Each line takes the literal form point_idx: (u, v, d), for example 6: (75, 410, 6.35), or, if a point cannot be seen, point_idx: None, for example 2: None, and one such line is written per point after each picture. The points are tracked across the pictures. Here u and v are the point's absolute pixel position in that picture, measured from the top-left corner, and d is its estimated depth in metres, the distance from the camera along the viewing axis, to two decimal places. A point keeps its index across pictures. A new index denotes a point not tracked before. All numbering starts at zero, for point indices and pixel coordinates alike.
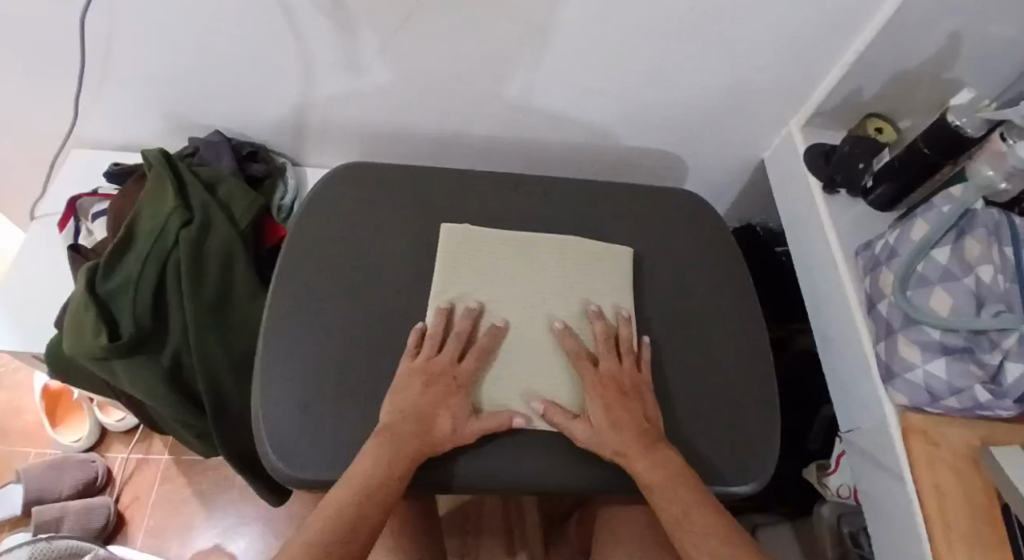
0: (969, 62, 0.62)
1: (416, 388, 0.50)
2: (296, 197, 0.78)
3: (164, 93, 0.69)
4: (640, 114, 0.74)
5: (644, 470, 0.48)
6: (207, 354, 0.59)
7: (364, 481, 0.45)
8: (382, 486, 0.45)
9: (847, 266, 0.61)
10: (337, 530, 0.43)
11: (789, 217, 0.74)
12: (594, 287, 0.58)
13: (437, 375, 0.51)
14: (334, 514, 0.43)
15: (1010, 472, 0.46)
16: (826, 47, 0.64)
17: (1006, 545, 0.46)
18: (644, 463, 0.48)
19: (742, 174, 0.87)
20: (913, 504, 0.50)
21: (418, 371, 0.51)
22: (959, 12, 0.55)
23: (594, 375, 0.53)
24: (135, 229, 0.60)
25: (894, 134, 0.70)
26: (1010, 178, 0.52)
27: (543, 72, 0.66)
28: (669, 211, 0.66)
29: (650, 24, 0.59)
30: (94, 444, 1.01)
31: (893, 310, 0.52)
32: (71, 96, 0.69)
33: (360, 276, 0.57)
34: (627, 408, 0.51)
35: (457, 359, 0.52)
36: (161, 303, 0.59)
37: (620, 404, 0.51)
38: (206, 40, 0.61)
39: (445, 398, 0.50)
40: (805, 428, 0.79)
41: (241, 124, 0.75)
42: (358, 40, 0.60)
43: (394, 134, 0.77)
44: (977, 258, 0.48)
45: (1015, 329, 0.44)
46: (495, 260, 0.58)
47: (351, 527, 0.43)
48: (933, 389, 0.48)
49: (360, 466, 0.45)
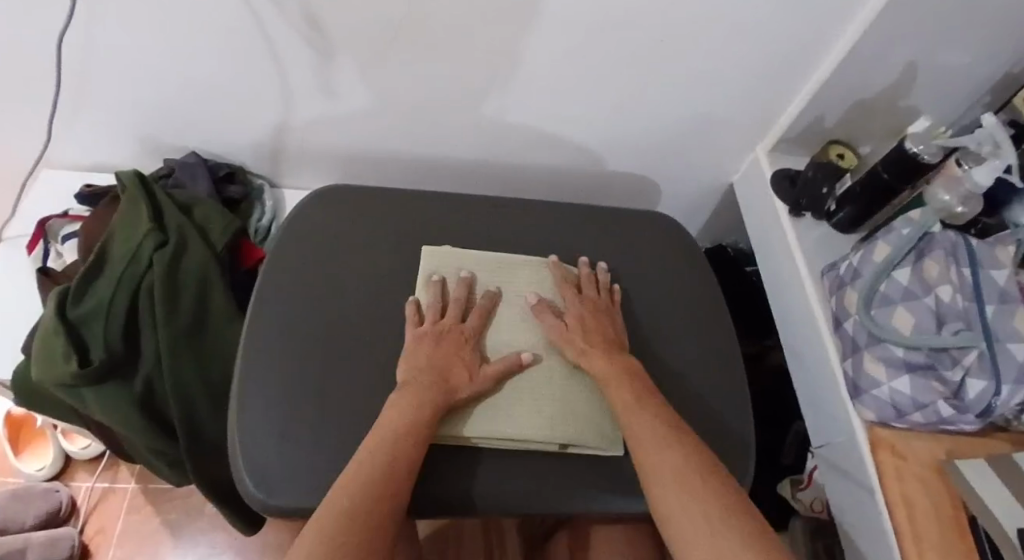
0: (919, 95, 0.67)
1: (427, 345, 0.52)
2: (273, 218, 0.78)
3: (140, 116, 0.69)
4: (613, 137, 0.75)
5: (630, 411, 0.48)
6: (181, 381, 0.58)
7: (404, 421, 0.46)
8: (418, 428, 0.46)
9: (815, 286, 0.63)
10: (375, 463, 0.42)
11: (757, 238, 0.76)
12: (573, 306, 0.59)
13: (447, 335, 0.53)
14: (373, 452, 0.43)
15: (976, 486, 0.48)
16: (791, 75, 0.66)
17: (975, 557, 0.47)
18: (624, 394, 0.49)
19: (712, 196, 0.89)
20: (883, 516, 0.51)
21: (426, 331, 0.53)
22: (909, 46, 0.58)
23: (574, 300, 0.58)
24: (109, 252, 0.59)
25: (855, 160, 0.72)
26: (964, 202, 0.55)
27: (522, 93, 0.67)
28: (645, 232, 0.68)
29: (624, 50, 0.61)
30: (58, 472, 0.97)
31: (858, 328, 0.54)
32: (45, 119, 0.68)
33: (339, 299, 0.57)
34: (596, 327, 0.56)
35: (460, 320, 0.55)
36: (135, 327, 0.58)
37: (592, 318, 0.56)
38: (183, 65, 0.61)
39: (457, 351, 0.53)
40: (778, 443, 0.81)
41: (217, 146, 0.75)
42: (336, 65, 0.61)
43: (373, 158, 0.78)
44: (937, 278, 0.50)
45: (975, 347, 0.46)
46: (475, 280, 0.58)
47: (393, 464, 0.43)
48: (898, 403, 0.50)
49: (400, 408, 0.47)
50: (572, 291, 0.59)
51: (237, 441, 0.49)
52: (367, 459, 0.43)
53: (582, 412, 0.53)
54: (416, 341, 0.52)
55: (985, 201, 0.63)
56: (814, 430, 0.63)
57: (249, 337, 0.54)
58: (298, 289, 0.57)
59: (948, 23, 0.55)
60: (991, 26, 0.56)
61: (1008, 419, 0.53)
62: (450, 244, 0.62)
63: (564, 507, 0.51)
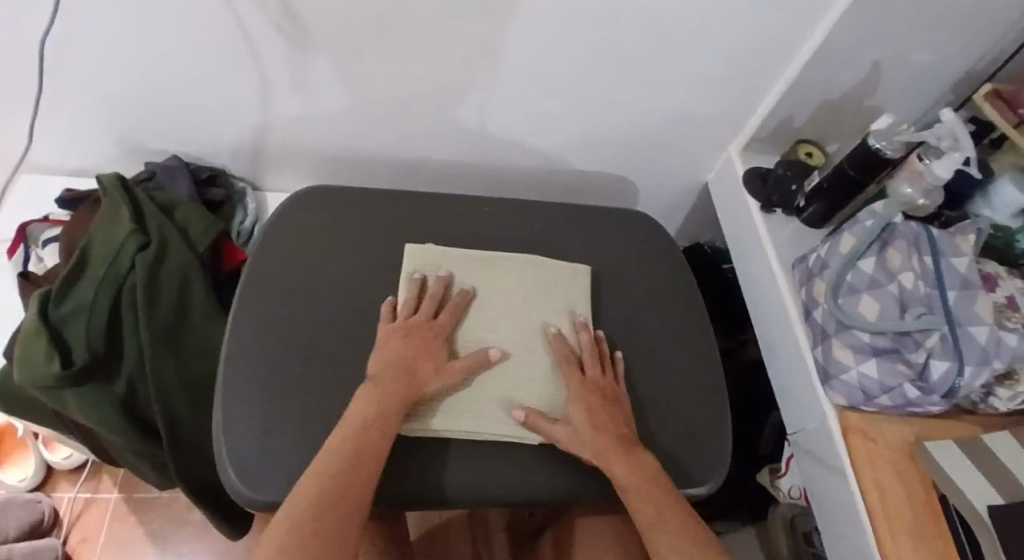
0: (882, 94, 0.69)
1: (397, 341, 0.52)
2: (256, 221, 0.79)
3: (121, 118, 0.69)
4: (590, 137, 0.77)
5: (622, 471, 0.48)
6: (165, 381, 0.58)
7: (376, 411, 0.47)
8: (385, 420, 0.46)
9: (786, 279, 0.65)
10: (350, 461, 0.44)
11: (730, 233, 0.79)
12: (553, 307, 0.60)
13: (415, 334, 0.53)
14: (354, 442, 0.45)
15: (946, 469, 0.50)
16: (761, 75, 0.69)
17: (947, 538, 0.49)
18: (615, 458, 0.49)
19: (688, 194, 0.91)
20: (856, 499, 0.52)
21: (395, 329, 0.53)
22: (871, 47, 0.61)
23: (579, 388, 0.53)
24: (89, 254, 0.59)
25: (822, 158, 0.76)
26: (926, 195, 0.57)
27: (499, 94, 0.68)
28: (622, 229, 0.70)
29: (599, 51, 0.63)
30: (40, 483, 0.96)
31: (827, 317, 0.56)
32: (25, 122, 0.68)
33: (323, 298, 0.58)
34: (605, 415, 0.52)
35: (432, 316, 0.55)
36: (117, 329, 0.58)
37: (600, 408, 0.52)
38: (165, 67, 0.62)
39: (425, 347, 0.53)
40: (756, 434, 0.82)
41: (199, 148, 0.75)
42: (317, 66, 0.63)
43: (354, 159, 0.79)
44: (900, 266, 0.52)
45: (937, 329, 0.48)
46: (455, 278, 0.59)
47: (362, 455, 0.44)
48: (867, 387, 0.52)
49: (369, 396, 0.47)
50: (577, 376, 0.55)
51: (221, 437, 0.49)
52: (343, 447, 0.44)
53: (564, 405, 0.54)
54: (386, 338, 0.52)
55: (950, 195, 0.67)
56: (789, 418, 0.64)
57: (233, 337, 0.54)
58: (280, 288, 0.58)
59: (906, 24, 0.58)
60: (947, 28, 0.59)
61: (974, 401, 0.56)
62: (430, 243, 0.63)
63: (545, 496, 0.52)
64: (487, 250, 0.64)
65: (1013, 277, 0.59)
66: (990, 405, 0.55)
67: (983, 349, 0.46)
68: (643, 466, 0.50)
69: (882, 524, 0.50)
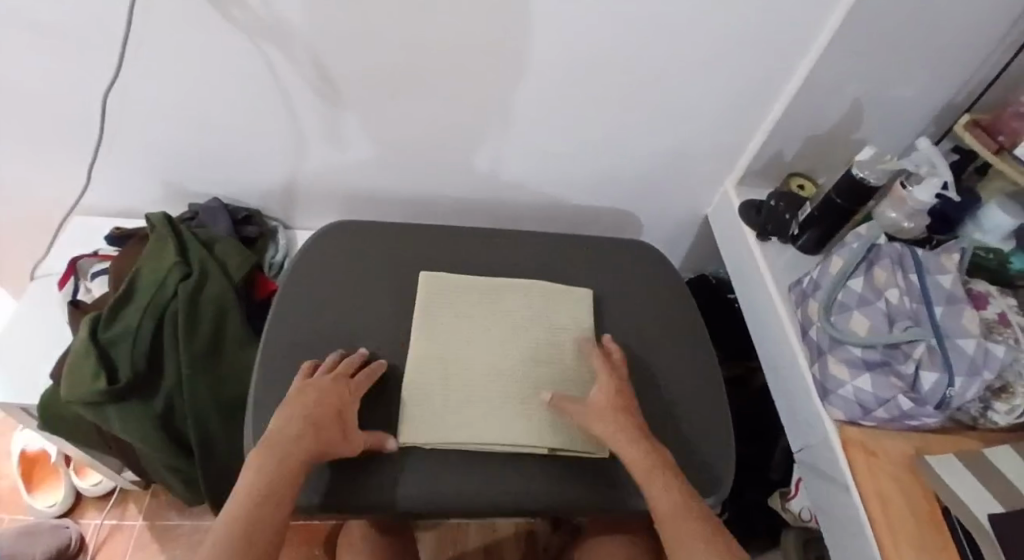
0: (869, 128, 0.74)
1: (311, 396, 0.50)
2: (286, 255, 0.84)
3: (169, 164, 0.77)
4: (596, 174, 0.82)
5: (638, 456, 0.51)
6: (199, 400, 0.62)
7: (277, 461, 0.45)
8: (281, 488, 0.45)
9: (784, 303, 0.68)
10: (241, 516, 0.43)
11: (728, 259, 0.84)
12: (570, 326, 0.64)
13: (330, 390, 0.51)
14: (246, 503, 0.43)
15: (945, 479, 0.51)
16: (753, 113, 0.74)
17: (952, 548, 0.49)
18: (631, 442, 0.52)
19: (693, 227, 0.96)
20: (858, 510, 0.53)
21: (307, 386, 0.52)
22: (851, 83, 0.67)
23: (608, 372, 0.58)
24: (136, 283, 0.65)
25: (814, 190, 0.81)
26: (910, 218, 0.61)
27: (510, 137, 0.74)
28: (627, 257, 0.74)
29: (600, 94, 0.69)
30: (69, 508, 1.00)
31: (821, 334, 0.59)
32: (84, 168, 0.76)
33: (346, 322, 0.62)
34: (626, 398, 0.56)
35: (349, 376, 0.54)
36: (158, 351, 0.63)
37: (623, 393, 0.56)
38: (209, 117, 0.69)
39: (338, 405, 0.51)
40: (766, 460, 0.83)
41: (236, 190, 0.82)
42: (344, 114, 0.69)
43: (377, 199, 0.85)
44: (886, 283, 0.55)
45: (924, 341, 0.51)
46: (468, 301, 0.64)
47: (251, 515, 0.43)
48: (862, 400, 0.54)
49: (271, 446, 0.46)
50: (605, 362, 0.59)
51: (255, 448, 0.53)
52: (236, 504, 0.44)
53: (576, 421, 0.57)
54: (300, 392, 0.51)
55: (940, 218, 0.71)
56: (793, 437, 0.66)
57: (268, 358, 0.59)
58: (311, 314, 0.62)
59: (880, 61, 0.63)
60: (920, 64, 0.64)
61: (974, 417, 0.57)
62: (446, 271, 0.67)
63: (553, 507, 0.55)
64: (499, 277, 0.68)
65: (1004, 296, 0.60)
66: (989, 421, 0.56)
67: (971, 358, 0.48)
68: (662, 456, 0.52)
69: (886, 532, 0.51)
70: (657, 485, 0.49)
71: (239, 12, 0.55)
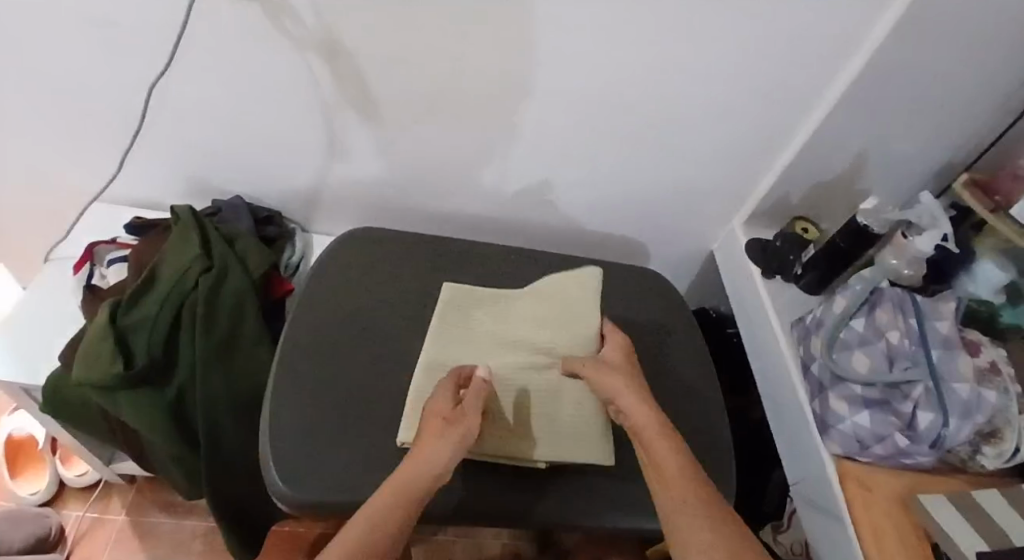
0: (873, 178, 0.78)
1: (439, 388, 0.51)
2: (302, 258, 0.85)
3: (198, 160, 0.78)
4: (611, 202, 0.85)
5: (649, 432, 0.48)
6: (211, 392, 0.63)
7: (437, 473, 0.43)
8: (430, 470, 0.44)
9: (786, 337, 0.70)
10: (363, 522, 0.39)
11: (731, 294, 0.86)
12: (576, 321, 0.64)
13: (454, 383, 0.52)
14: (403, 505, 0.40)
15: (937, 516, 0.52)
16: (765, 155, 0.78)
17: None
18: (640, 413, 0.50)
19: (698, 260, 0.98)
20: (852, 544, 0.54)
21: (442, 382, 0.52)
22: (859, 133, 0.71)
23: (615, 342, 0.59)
24: (158, 272, 0.66)
25: (819, 234, 0.83)
26: (910, 266, 0.62)
27: (533, 158, 0.77)
28: (637, 283, 0.76)
29: (623, 124, 0.72)
30: (51, 498, 0.98)
31: (823, 370, 0.61)
32: (114, 157, 0.78)
33: (362, 326, 0.63)
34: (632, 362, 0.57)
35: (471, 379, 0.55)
36: (174, 341, 0.64)
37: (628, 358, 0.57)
38: (246, 116, 0.71)
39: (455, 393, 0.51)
40: (758, 493, 0.84)
41: (260, 191, 0.84)
42: (377, 124, 0.72)
43: (396, 209, 0.87)
44: (887, 324, 0.58)
45: (922, 382, 0.53)
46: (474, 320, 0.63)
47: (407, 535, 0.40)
48: (860, 436, 0.56)
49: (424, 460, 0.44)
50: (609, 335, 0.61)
51: (268, 440, 0.53)
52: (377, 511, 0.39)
53: (586, 434, 0.58)
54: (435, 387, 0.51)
55: (932, 268, 0.70)
56: (789, 469, 0.67)
57: (285, 355, 0.59)
58: (331, 315, 0.64)
59: (887, 114, 0.67)
60: (924, 121, 0.69)
61: (964, 459, 0.59)
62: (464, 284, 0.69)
63: (557, 521, 0.55)
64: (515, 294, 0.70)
65: (996, 347, 0.63)
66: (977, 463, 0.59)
67: (965, 403, 0.51)
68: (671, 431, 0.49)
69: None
70: (661, 445, 0.48)
71: (289, 22, 0.59)
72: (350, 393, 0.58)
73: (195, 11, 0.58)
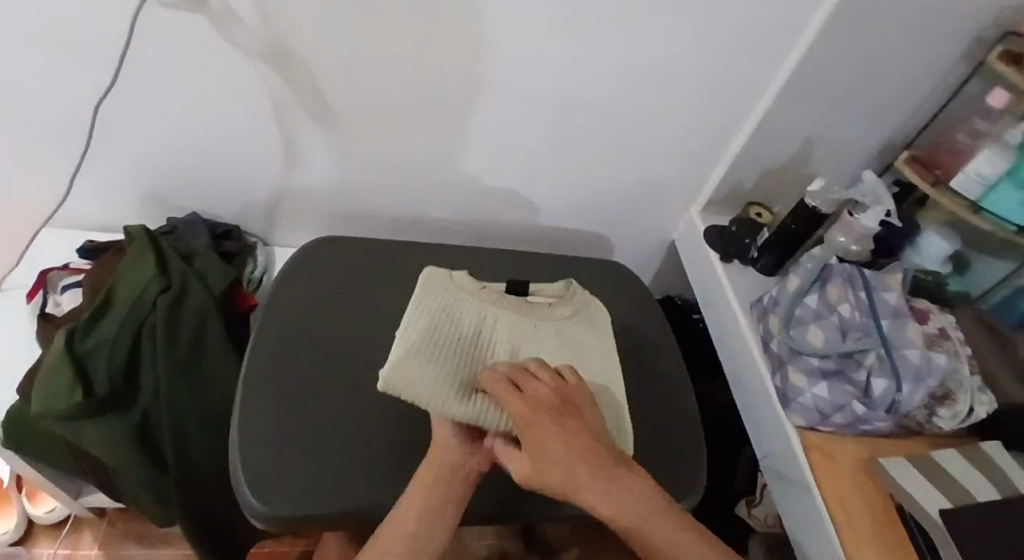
0: (820, 159, 0.81)
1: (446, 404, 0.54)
2: (265, 272, 0.85)
3: (152, 178, 0.77)
4: (572, 197, 0.87)
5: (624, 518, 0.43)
6: (179, 412, 0.62)
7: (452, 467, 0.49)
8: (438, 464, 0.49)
9: (746, 316, 0.72)
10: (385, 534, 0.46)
11: (694, 280, 0.89)
12: (450, 353, 0.53)
13: None
14: (419, 513, 0.46)
15: (898, 479, 0.55)
16: (718, 142, 0.80)
17: (908, 543, 0.54)
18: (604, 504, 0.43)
19: (661, 250, 1.01)
20: (821, 513, 0.56)
21: None
22: (804, 116, 0.73)
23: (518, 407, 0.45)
24: (114, 295, 0.64)
25: (772, 218, 0.84)
26: (858, 243, 0.66)
27: (492, 158, 0.78)
28: (602, 275, 0.78)
29: (578, 119, 0.74)
30: (18, 538, 0.94)
31: (782, 346, 0.63)
32: (63, 179, 0.76)
33: (331, 335, 0.63)
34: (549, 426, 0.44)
35: None
36: (135, 363, 0.63)
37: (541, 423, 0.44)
38: (198, 130, 0.71)
39: None
40: (731, 472, 0.87)
41: (218, 206, 0.83)
42: (334, 131, 0.72)
43: (359, 217, 0.87)
44: (838, 299, 0.60)
45: (874, 350, 0.56)
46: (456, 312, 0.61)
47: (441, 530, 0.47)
48: (821, 406, 0.58)
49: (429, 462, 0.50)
50: (513, 394, 0.45)
51: (237, 453, 0.53)
52: (400, 523, 0.46)
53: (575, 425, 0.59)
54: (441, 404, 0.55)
55: (881, 244, 0.76)
56: (757, 444, 0.69)
57: (252, 369, 0.59)
58: (298, 326, 0.63)
59: (828, 97, 0.70)
60: (863, 102, 0.72)
61: (921, 422, 0.61)
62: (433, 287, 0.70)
63: (533, 513, 0.56)
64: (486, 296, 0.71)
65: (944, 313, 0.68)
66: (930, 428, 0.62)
67: (916, 368, 0.54)
68: (648, 503, 0.44)
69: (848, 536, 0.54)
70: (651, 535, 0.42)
71: (239, 32, 0.58)
72: (322, 403, 0.57)
73: (139, 26, 0.57)
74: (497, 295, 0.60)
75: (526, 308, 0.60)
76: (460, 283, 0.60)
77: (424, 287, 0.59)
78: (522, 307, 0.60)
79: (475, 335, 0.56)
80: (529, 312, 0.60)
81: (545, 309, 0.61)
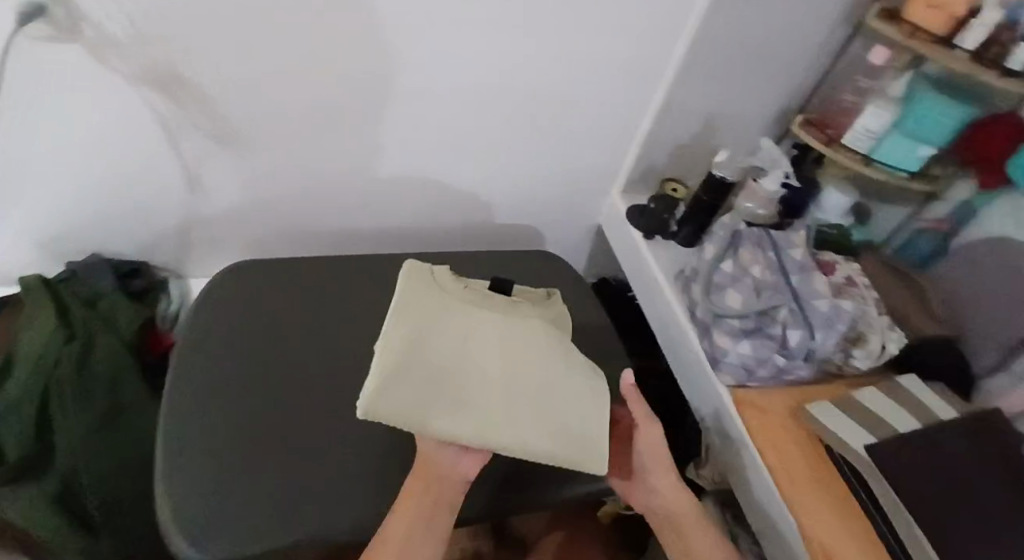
0: (725, 132, 0.85)
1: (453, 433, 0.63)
2: (181, 305, 0.84)
3: (44, 222, 0.71)
4: (494, 193, 0.87)
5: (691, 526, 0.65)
6: (102, 466, 0.60)
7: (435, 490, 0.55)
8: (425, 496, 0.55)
9: (671, 287, 0.75)
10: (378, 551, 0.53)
11: (619, 260, 0.91)
12: (434, 359, 0.55)
13: None
14: (408, 531, 0.53)
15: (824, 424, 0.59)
16: (630, 124, 0.83)
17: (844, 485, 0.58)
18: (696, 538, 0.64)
19: (588, 235, 1.03)
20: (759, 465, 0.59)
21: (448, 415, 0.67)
22: (705, 92, 0.77)
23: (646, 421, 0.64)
24: (14, 355, 0.61)
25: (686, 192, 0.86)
26: (764, 206, 0.71)
27: (409, 162, 0.78)
28: (522, 269, 0.80)
29: (490, 114, 0.74)
30: None
31: (705, 312, 0.66)
32: None
33: (254, 366, 0.63)
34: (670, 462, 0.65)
35: None
36: (47, 424, 0.59)
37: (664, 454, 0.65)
38: (92, 165, 0.66)
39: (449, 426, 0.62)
40: (677, 439, 0.91)
41: (125, 243, 0.78)
42: (242, 151, 0.69)
43: (279, 237, 0.84)
44: (749, 261, 0.64)
45: (785, 304, 0.60)
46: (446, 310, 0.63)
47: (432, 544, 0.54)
48: (746, 363, 0.62)
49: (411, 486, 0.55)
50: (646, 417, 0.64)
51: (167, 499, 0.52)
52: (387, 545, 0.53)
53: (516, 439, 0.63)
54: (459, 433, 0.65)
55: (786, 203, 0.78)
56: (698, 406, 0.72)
57: (172, 412, 0.57)
58: (218, 362, 0.62)
59: (724, 71, 0.74)
60: (756, 73, 0.76)
61: (840, 364, 0.66)
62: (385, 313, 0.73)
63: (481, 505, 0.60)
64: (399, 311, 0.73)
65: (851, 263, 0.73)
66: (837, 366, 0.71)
67: (825, 316, 0.59)
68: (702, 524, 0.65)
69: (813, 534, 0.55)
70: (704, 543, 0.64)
71: (125, 57, 0.55)
72: (251, 435, 0.57)
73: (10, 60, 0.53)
74: (475, 297, 0.64)
75: (506, 309, 0.64)
76: (441, 285, 0.64)
77: (412, 283, 0.62)
78: (501, 308, 0.64)
79: (453, 337, 0.58)
80: (509, 313, 0.64)
81: (521, 309, 0.66)
